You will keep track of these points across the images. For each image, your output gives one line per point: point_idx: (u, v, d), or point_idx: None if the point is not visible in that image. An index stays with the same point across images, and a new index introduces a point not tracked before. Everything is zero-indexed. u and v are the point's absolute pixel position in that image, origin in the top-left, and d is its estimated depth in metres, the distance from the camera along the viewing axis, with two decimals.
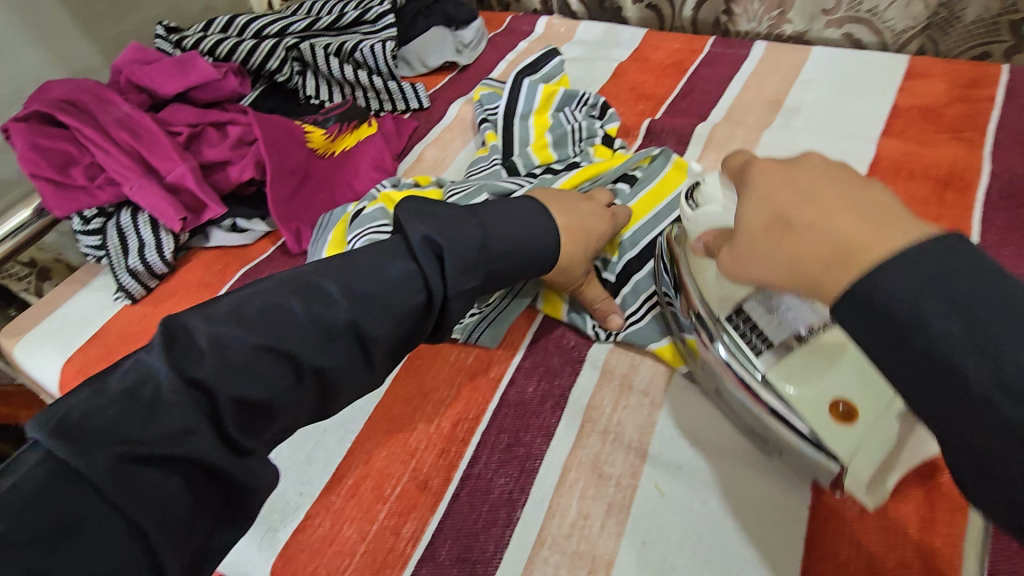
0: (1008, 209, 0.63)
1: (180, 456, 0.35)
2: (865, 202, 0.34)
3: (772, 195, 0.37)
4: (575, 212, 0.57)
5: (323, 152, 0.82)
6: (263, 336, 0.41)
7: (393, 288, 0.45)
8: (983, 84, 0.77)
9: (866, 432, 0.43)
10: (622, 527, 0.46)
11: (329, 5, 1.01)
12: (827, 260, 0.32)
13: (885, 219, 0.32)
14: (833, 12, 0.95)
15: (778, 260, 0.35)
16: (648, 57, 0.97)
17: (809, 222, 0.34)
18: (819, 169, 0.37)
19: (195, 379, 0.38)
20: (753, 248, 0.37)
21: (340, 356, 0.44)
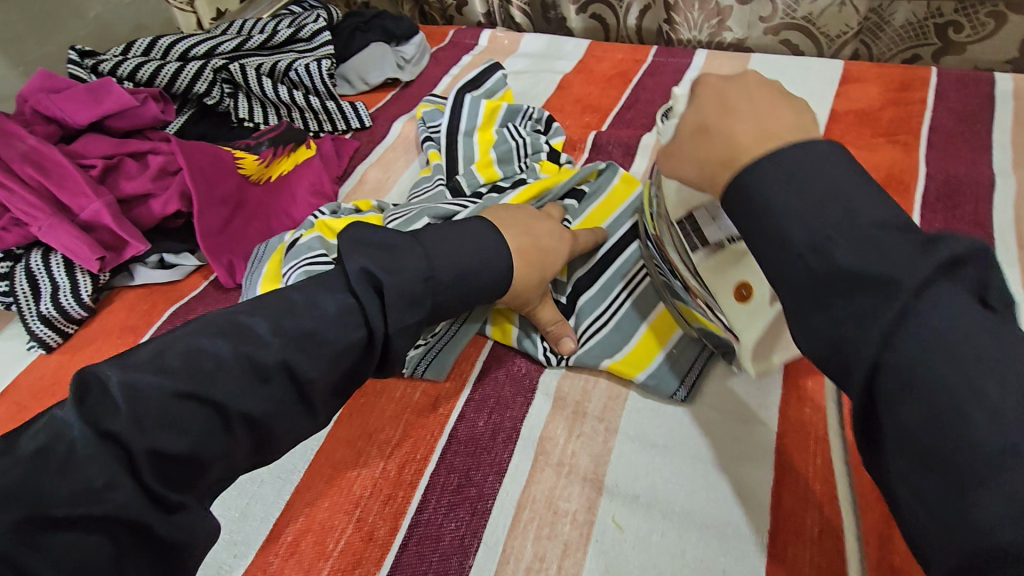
0: (945, 210, 0.63)
1: (102, 513, 0.32)
2: (772, 115, 0.38)
3: (707, 105, 0.41)
4: (529, 230, 0.54)
5: (256, 178, 0.77)
6: (185, 382, 0.37)
7: (331, 323, 0.41)
8: (913, 86, 0.79)
9: (756, 309, 0.46)
10: (580, 568, 0.44)
11: (260, 24, 0.97)
12: (718, 157, 0.39)
13: (782, 128, 0.37)
14: (769, 19, 0.96)
15: (691, 159, 0.41)
16: (593, 68, 0.96)
17: (723, 127, 0.39)
18: (757, 88, 0.41)
19: (110, 431, 0.34)
20: (678, 144, 0.43)
21: (269, 402, 0.39)
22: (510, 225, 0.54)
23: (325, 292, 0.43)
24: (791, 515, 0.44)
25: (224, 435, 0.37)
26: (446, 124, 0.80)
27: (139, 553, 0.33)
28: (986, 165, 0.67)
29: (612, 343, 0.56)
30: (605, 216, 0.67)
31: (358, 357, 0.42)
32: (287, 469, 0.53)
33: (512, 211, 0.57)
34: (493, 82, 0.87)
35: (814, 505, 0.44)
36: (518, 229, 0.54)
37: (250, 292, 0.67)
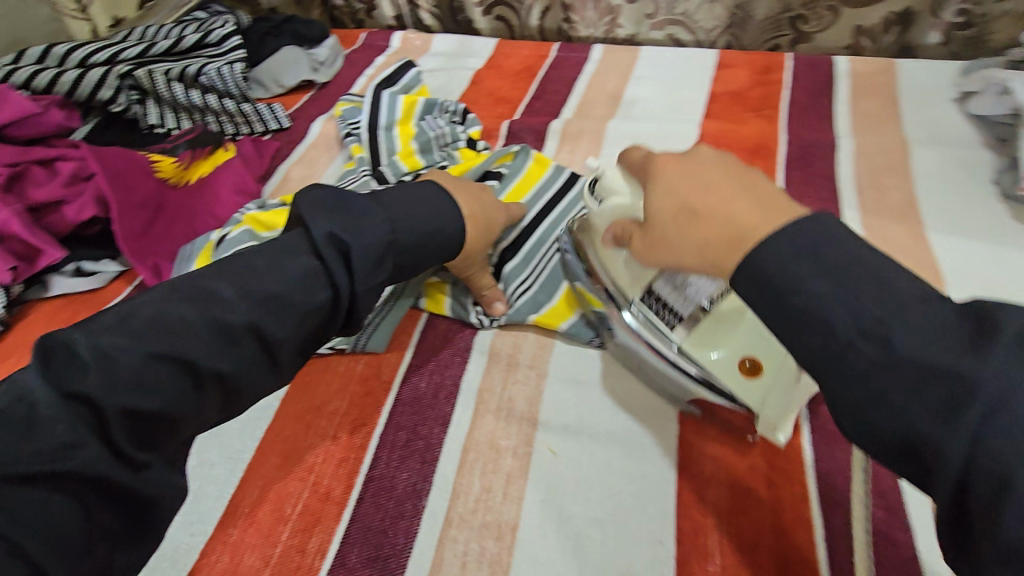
0: (802, 168, 0.75)
1: (69, 471, 0.35)
2: (743, 179, 0.39)
3: (676, 187, 0.41)
4: (478, 197, 0.60)
5: (176, 182, 0.77)
6: (157, 344, 0.39)
7: (296, 286, 0.44)
8: (774, 69, 0.92)
9: (772, 382, 0.47)
10: (522, 492, 0.49)
11: (164, 30, 0.95)
12: (723, 242, 0.37)
13: (766, 205, 0.37)
14: (654, 16, 1.08)
15: (688, 244, 0.39)
16: (502, 64, 1.03)
17: (707, 203, 0.38)
18: (705, 152, 0.42)
19: (80, 392, 0.36)
20: (662, 234, 0.41)
21: (232, 361, 0.42)
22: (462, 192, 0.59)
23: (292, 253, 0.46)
24: (693, 422, 0.52)
25: (195, 394, 0.41)
26: (366, 120, 0.84)
27: (108, 506, 0.37)
28: (830, 130, 0.80)
29: (538, 301, 0.62)
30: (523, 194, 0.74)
31: (323, 318, 0.46)
32: (238, 448, 0.55)
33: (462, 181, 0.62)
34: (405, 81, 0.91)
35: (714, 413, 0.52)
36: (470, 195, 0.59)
37: None
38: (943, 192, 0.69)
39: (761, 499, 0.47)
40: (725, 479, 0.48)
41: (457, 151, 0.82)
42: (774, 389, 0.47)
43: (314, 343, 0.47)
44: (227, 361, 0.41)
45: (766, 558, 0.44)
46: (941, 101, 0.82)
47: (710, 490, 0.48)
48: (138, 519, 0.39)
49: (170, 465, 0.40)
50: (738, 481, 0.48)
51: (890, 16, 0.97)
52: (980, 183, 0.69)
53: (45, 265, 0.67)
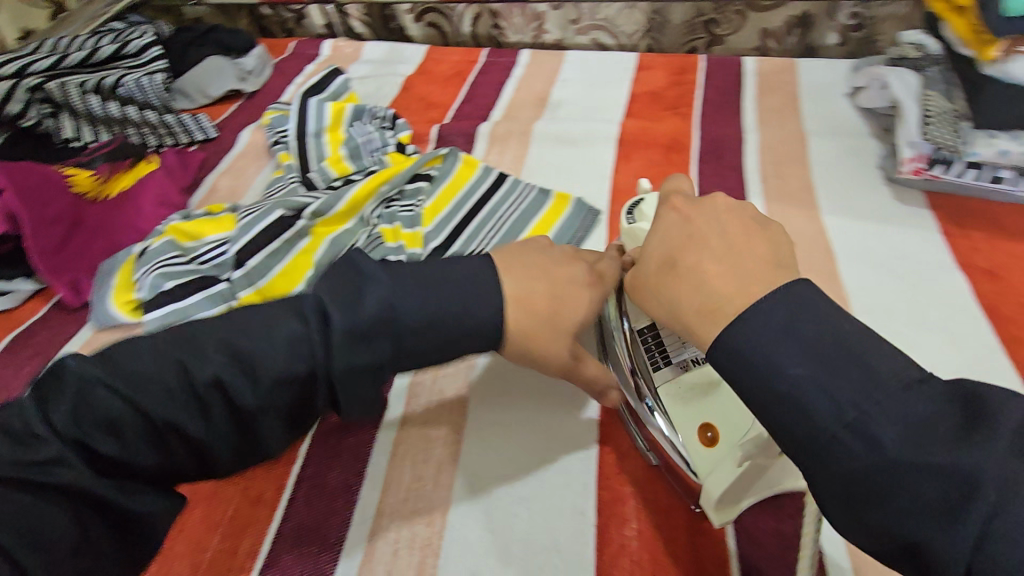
0: (714, 161, 0.80)
1: (47, 486, 0.34)
2: (745, 250, 0.39)
3: (675, 239, 0.41)
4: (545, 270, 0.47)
5: (94, 196, 0.75)
6: (128, 379, 0.38)
7: (276, 349, 0.39)
8: (688, 70, 0.98)
9: (725, 457, 0.43)
10: (452, 479, 0.51)
11: (77, 41, 0.92)
12: (698, 305, 0.38)
13: (759, 275, 0.37)
14: (579, 21, 1.12)
15: (662, 298, 0.40)
16: (433, 70, 1.05)
17: (692, 266, 0.39)
18: (725, 216, 0.42)
19: (52, 421, 0.36)
20: (646, 280, 0.42)
21: (202, 416, 0.38)
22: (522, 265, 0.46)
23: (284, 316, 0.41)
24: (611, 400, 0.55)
25: (155, 444, 0.37)
26: (293, 128, 0.84)
27: (102, 521, 0.36)
28: (739, 125, 0.86)
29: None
30: (446, 203, 0.75)
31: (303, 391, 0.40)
32: None
33: (522, 247, 0.49)
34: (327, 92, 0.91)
35: None
36: (529, 270, 0.46)
37: (99, 304, 0.66)
38: (836, 178, 0.76)
39: None
40: (640, 450, 0.51)
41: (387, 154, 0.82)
42: (725, 461, 0.42)
43: (299, 416, 0.40)
44: (202, 411, 0.38)
45: (677, 521, 0.47)
46: (834, 96, 0.89)
47: (628, 462, 0.51)
48: (130, 539, 0.38)
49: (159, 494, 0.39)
50: (652, 452, 0.51)
51: (791, 19, 1.05)
52: (868, 168, 0.76)
53: None
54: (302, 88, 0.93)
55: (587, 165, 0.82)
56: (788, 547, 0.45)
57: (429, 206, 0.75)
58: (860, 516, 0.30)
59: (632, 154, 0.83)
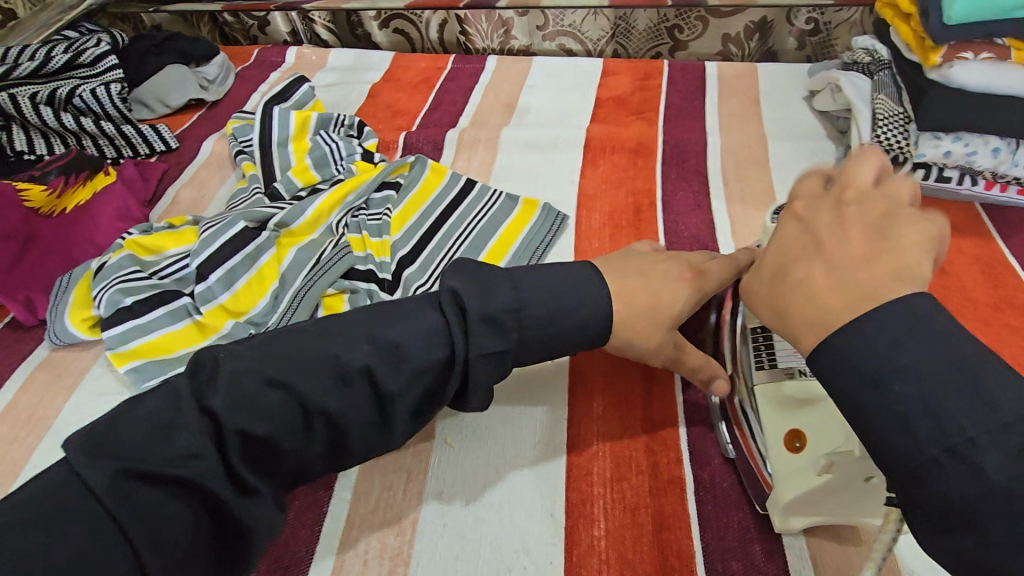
0: (678, 164, 0.82)
1: (182, 477, 0.35)
2: (873, 253, 0.37)
3: (787, 249, 0.41)
4: (647, 270, 0.51)
5: (48, 211, 0.72)
6: (278, 368, 0.40)
7: (415, 340, 0.42)
8: (652, 75, 1.00)
9: (808, 467, 0.43)
10: (422, 487, 0.51)
11: (29, 49, 0.89)
12: (805, 318, 0.38)
13: (879, 287, 0.35)
14: (545, 28, 1.14)
15: (772, 308, 0.41)
16: (400, 77, 1.05)
17: (802, 276, 0.39)
18: (854, 215, 0.40)
19: (205, 408, 0.37)
20: (758, 288, 0.42)
21: (341, 402, 0.40)
22: (631, 266, 0.51)
23: (421, 310, 0.44)
24: (577, 403, 0.55)
25: (302, 432, 0.39)
26: (256, 139, 0.83)
27: (217, 520, 0.37)
28: (702, 129, 0.88)
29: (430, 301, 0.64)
30: (413, 210, 0.75)
31: (434, 382, 0.43)
32: None
33: (631, 254, 0.53)
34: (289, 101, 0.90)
35: (599, 392, 0.56)
36: (642, 274, 0.50)
37: (53, 321, 0.64)
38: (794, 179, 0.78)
39: (640, 465, 0.51)
40: (607, 451, 0.52)
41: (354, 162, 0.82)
42: (803, 471, 0.44)
43: (430, 403, 0.44)
44: (344, 394, 0.40)
45: (643, 519, 0.48)
46: (792, 99, 0.92)
47: (597, 462, 0.51)
48: (228, 547, 0.38)
49: (274, 493, 0.40)
50: (619, 453, 0.52)
51: (750, 25, 1.08)
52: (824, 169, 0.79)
53: None
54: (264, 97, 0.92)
55: (554, 171, 0.83)
56: (748, 543, 0.47)
57: (399, 213, 0.75)
58: (954, 533, 0.30)
59: (599, 159, 0.84)
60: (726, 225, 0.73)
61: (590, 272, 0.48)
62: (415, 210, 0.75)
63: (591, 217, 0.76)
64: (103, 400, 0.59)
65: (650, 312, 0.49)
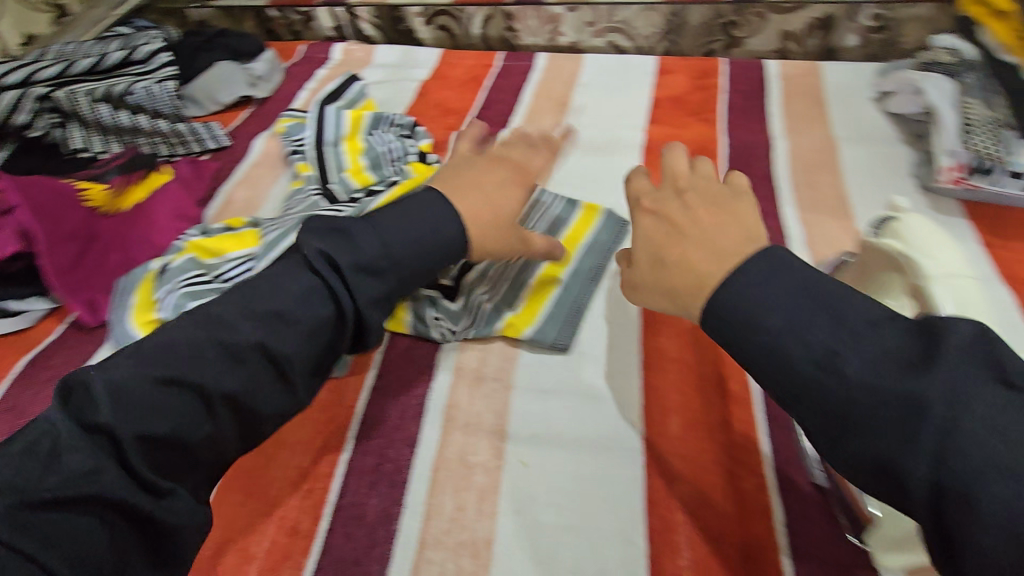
0: (743, 168, 0.79)
1: (95, 492, 0.38)
2: (719, 223, 0.46)
3: (653, 237, 0.48)
4: (479, 179, 0.58)
5: (106, 210, 0.72)
6: (160, 371, 0.42)
7: (297, 305, 0.46)
8: (710, 74, 0.96)
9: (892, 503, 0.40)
10: (496, 506, 0.49)
11: (85, 45, 0.90)
12: (684, 290, 0.43)
13: (729, 249, 0.42)
14: (595, 24, 1.10)
15: (657, 290, 0.46)
16: (448, 74, 1.03)
17: (676, 258, 0.45)
18: (697, 200, 0.49)
19: (98, 423, 0.40)
20: (642, 276, 0.48)
21: (240, 380, 0.43)
22: (462, 186, 0.57)
23: (294, 273, 0.48)
24: (653, 422, 0.53)
25: (205, 416, 0.42)
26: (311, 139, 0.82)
27: (130, 527, 0.39)
28: (767, 131, 0.84)
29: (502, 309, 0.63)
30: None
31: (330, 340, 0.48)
32: None
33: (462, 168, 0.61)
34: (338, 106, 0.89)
35: (675, 410, 0.54)
36: (469, 187, 0.57)
37: (117, 322, 0.63)
38: (870, 185, 0.74)
39: (724, 488, 0.49)
40: (688, 473, 0.50)
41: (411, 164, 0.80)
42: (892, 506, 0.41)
43: (326, 358, 0.48)
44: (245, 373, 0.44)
45: (732, 546, 0.46)
46: (862, 100, 0.87)
47: (680, 483, 0.49)
48: (158, 545, 0.40)
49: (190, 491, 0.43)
50: (701, 475, 0.50)
51: (813, 21, 1.03)
52: (901, 176, 0.75)
53: None
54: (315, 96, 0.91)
55: (613, 174, 0.80)
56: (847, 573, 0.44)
57: None
58: None
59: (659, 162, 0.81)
60: (798, 234, 0.69)
61: (434, 196, 0.55)
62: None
63: None
64: None
65: (494, 223, 0.56)
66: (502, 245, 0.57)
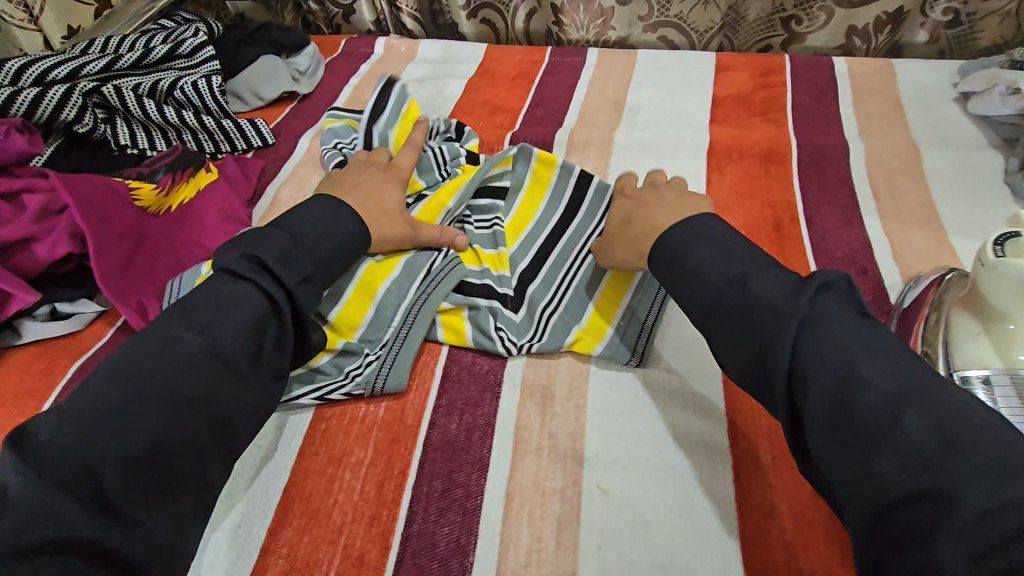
0: (817, 173, 0.74)
1: (51, 532, 0.34)
2: (675, 202, 0.57)
3: (626, 209, 0.59)
4: (363, 182, 0.65)
5: (156, 210, 0.70)
6: (116, 400, 0.40)
7: (237, 304, 0.47)
8: (774, 71, 0.91)
9: None
10: (577, 538, 0.46)
11: (128, 40, 0.87)
12: (642, 239, 0.55)
13: (679, 210, 0.55)
14: (647, 18, 1.06)
15: (621, 245, 0.58)
16: (495, 70, 0.99)
17: (638, 219, 0.57)
18: (644, 191, 0.61)
19: (52, 462, 0.36)
20: (611, 240, 0.59)
21: (205, 382, 0.43)
22: (357, 187, 0.63)
23: (219, 284, 0.49)
24: (741, 450, 0.50)
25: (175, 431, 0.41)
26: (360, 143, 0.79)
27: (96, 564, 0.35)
28: (840, 133, 0.79)
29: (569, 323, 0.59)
30: (528, 219, 0.67)
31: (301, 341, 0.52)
32: (253, 513, 0.50)
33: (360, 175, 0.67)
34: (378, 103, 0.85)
35: (764, 437, 0.50)
36: (370, 193, 0.63)
37: None
38: (959, 194, 0.69)
39: (825, 526, 0.45)
40: (785, 509, 0.46)
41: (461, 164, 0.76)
42: None
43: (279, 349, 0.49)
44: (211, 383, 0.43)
45: None
46: (942, 101, 0.82)
47: (777, 520, 0.46)
48: None
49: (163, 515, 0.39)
50: (799, 511, 0.46)
51: (883, 16, 0.97)
52: (992, 184, 0.70)
53: (16, 310, 0.60)
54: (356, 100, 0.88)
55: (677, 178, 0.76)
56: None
57: (512, 219, 0.67)
58: None
59: (726, 166, 0.76)
60: (885, 246, 0.65)
61: (324, 196, 0.59)
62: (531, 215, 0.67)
63: None
64: None
65: (381, 213, 0.62)
66: (394, 232, 0.62)
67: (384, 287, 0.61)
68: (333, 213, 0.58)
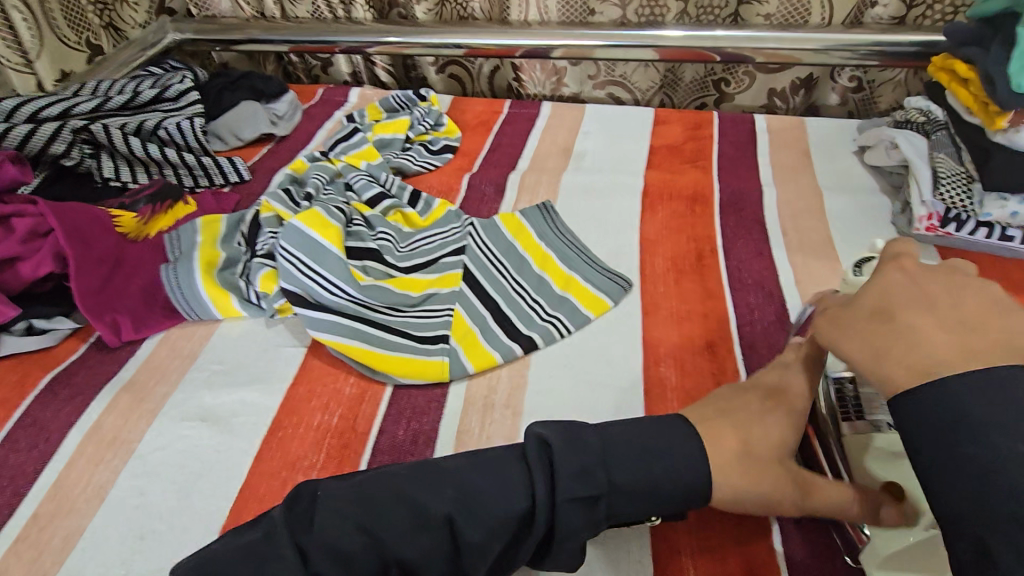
0: (735, 213, 0.84)
1: None
2: (986, 319, 0.41)
3: (923, 308, 0.43)
4: (733, 410, 0.50)
5: (136, 236, 0.77)
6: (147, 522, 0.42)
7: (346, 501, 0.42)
8: (705, 125, 1.03)
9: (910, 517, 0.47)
10: None
11: (117, 85, 0.96)
12: (950, 352, 0.39)
13: (990, 323, 0.41)
14: (596, 77, 1.19)
15: (940, 351, 0.40)
16: (458, 119, 1.10)
17: (927, 338, 0.41)
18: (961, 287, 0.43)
19: None
20: (914, 356, 0.40)
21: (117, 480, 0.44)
22: (719, 419, 0.49)
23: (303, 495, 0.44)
24: None
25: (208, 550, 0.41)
26: (358, 198, 0.84)
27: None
28: (756, 179, 0.91)
29: (516, 337, 0.67)
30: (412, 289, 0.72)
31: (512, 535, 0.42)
32: (210, 510, 0.54)
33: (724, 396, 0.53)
34: (406, 160, 0.95)
35: None
36: (735, 426, 0.49)
37: (177, 267, 0.73)
38: (854, 231, 0.80)
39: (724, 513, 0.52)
40: None
41: (421, 218, 0.83)
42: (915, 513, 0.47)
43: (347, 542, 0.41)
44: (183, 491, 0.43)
45: (732, 565, 0.49)
46: (844, 153, 0.95)
47: None
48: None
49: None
50: None
51: (797, 81, 1.12)
52: (882, 225, 0.80)
53: None
54: (326, 142, 0.98)
55: (616, 214, 0.85)
56: None
57: (414, 294, 0.72)
58: None
59: (658, 206, 0.86)
60: (789, 275, 0.74)
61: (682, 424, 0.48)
62: (473, 327, 0.68)
63: (655, 261, 0.77)
64: (186, 426, 0.61)
65: (751, 463, 0.47)
66: (765, 492, 0.47)
67: (370, 213, 0.82)
68: (559, 437, 0.45)
